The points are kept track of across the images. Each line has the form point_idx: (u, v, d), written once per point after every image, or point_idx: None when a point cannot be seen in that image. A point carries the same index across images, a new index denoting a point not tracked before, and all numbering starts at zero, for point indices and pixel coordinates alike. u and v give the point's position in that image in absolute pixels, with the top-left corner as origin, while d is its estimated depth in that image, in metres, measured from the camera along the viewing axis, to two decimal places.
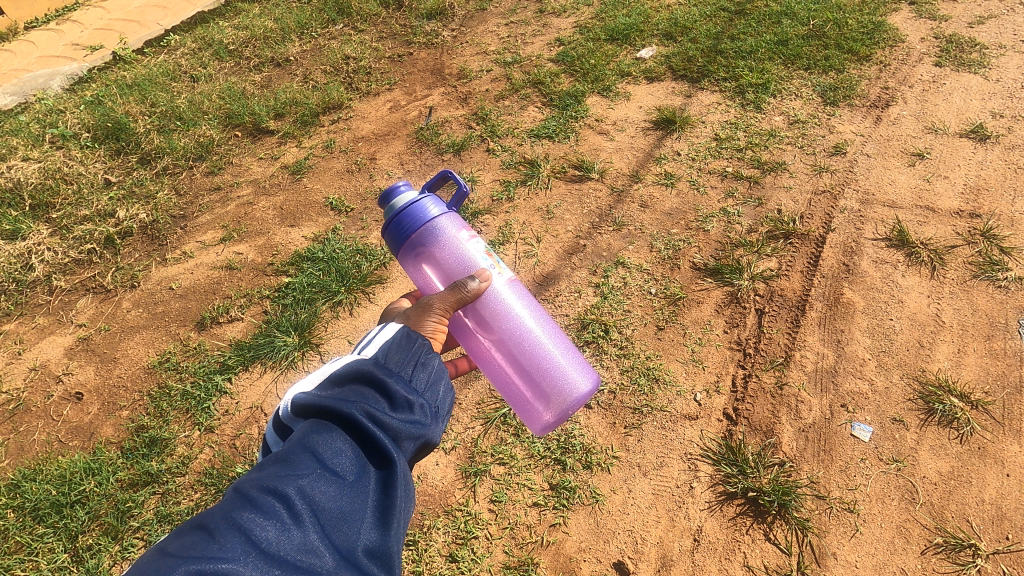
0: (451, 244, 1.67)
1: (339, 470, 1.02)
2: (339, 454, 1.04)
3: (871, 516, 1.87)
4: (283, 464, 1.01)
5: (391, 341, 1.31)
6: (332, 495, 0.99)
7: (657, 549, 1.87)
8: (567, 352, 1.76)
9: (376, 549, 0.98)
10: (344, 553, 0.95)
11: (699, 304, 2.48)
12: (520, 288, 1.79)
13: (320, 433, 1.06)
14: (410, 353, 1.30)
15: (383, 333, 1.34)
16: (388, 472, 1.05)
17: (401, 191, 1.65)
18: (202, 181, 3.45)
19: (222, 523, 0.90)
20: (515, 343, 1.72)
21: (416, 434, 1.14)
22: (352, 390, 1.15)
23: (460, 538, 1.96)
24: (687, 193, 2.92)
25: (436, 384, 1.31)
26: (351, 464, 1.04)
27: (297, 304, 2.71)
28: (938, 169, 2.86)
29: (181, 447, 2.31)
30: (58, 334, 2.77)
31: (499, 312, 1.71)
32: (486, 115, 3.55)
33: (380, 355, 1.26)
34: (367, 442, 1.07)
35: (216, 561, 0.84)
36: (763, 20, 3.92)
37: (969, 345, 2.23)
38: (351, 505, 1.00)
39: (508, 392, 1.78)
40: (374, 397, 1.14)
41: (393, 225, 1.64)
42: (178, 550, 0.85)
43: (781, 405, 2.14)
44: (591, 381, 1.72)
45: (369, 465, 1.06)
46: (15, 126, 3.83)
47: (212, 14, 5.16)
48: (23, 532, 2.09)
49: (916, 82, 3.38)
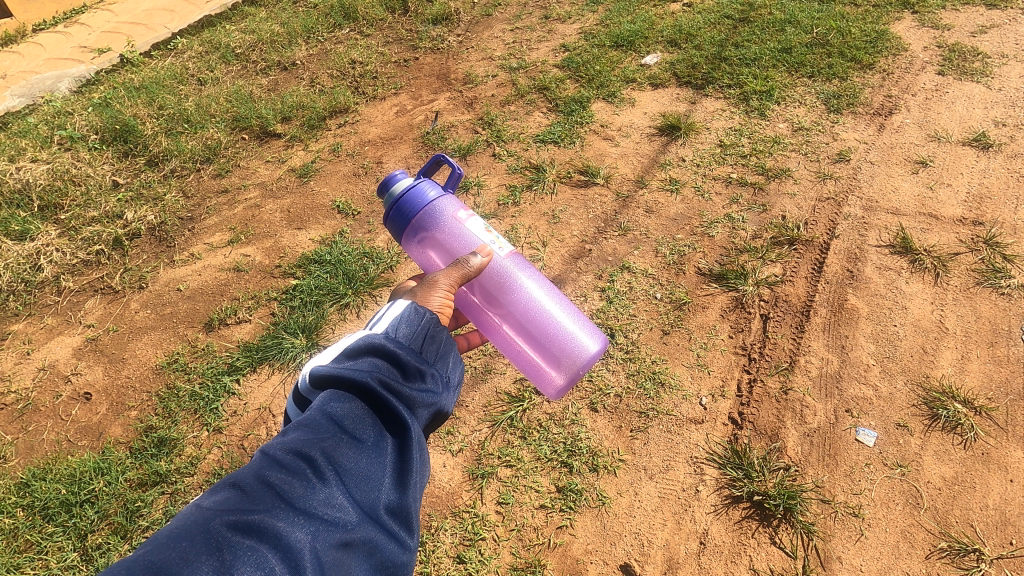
0: (451, 225, 1.70)
1: (358, 435, 1.06)
2: (358, 421, 1.08)
3: (875, 521, 1.89)
4: (305, 429, 1.05)
5: (401, 314, 1.32)
6: (352, 456, 1.04)
7: (664, 552, 1.89)
8: (573, 316, 1.78)
9: (395, 507, 1.03)
10: (365, 509, 1.00)
11: (704, 309, 2.50)
12: (523, 261, 1.83)
13: (338, 401, 1.10)
14: (421, 325, 1.32)
15: (393, 308, 1.36)
16: (404, 436, 1.10)
17: (399, 179, 1.69)
18: (210, 184, 3.48)
19: (252, 480, 0.95)
20: (523, 313, 1.76)
21: (428, 403, 1.18)
22: (366, 361, 1.17)
23: (467, 539, 1.97)
24: (692, 199, 2.95)
25: (445, 355, 1.34)
26: (368, 429, 1.08)
27: (305, 306, 2.73)
28: (941, 177, 2.89)
29: (190, 448, 2.33)
30: (67, 334, 2.79)
31: (504, 284, 1.75)
32: (492, 120, 3.58)
33: (391, 328, 1.28)
34: (383, 409, 1.11)
35: (249, 513, 0.89)
36: (767, 27, 3.95)
37: (972, 352, 2.24)
38: (372, 466, 1.04)
39: (521, 362, 1.82)
40: (388, 368, 1.17)
41: (393, 211, 1.68)
42: (214, 505, 0.90)
43: (785, 409, 2.16)
44: (599, 341, 1.72)
45: (384, 429, 1.10)
46: (24, 128, 3.86)
47: (219, 18, 5.20)
48: (33, 531, 2.11)
49: (919, 90, 3.41)
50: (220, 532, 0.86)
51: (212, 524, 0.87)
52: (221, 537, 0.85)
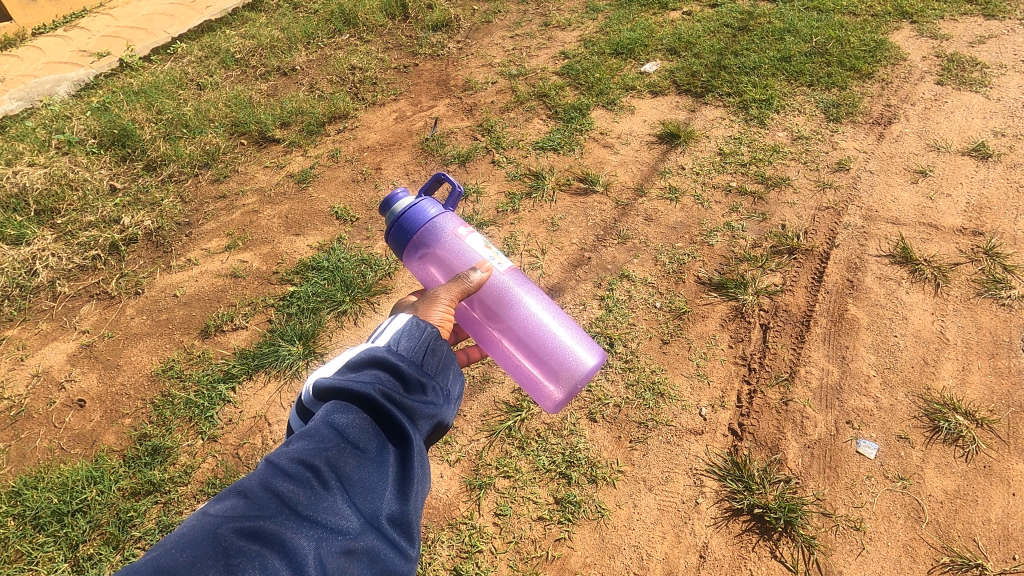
0: (451, 241, 1.68)
1: (362, 445, 1.05)
2: (361, 431, 1.06)
3: (877, 535, 1.87)
4: (309, 438, 1.03)
5: (402, 328, 1.30)
6: (353, 466, 1.02)
7: (663, 565, 1.86)
8: (571, 331, 1.77)
9: (398, 517, 1.02)
10: (367, 517, 0.99)
11: (704, 319, 2.48)
12: (522, 276, 1.82)
13: (341, 411, 1.08)
14: (422, 338, 1.29)
15: (394, 322, 1.33)
16: (406, 447, 1.08)
17: (400, 196, 1.68)
18: (208, 189, 3.47)
19: (257, 488, 0.94)
20: (524, 330, 1.75)
21: (428, 415, 1.16)
22: (368, 372, 1.15)
23: (465, 552, 1.95)
24: (691, 207, 2.94)
25: (446, 368, 1.31)
26: (371, 439, 1.07)
27: (302, 313, 2.72)
28: (940, 187, 2.89)
29: (184, 457, 2.30)
30: (61, 340, 2.76)
31: (504, 300, 1.74)
32: (491, 127, 3.58)
33: (393, 341, 1.26)
34: (385, 419, 1.09)
35: (255, 519, 0.89)
36: (766, 36, 3.96)
37: (973, 363, 2.23)
38: (374, 475, 1.03)
39: (520, 378, 1.80)
40: (390, 379, 1.15)
41: (394, 228, 1.66)
42: (221, 512, 0.90)
43: (786, 420, 2.14)
44: (596, 355, 1.70)
45: (387, 440, 1.08)
46: (21, 131, 3.84)
47: (219, 23, 5.21)
48: (23, 541, 2.07)
49: (918, 100, 3.41)
50: (226, 539, 0.86)
51: (219, 530, 0.87)
52: (227, 544, 0.85)
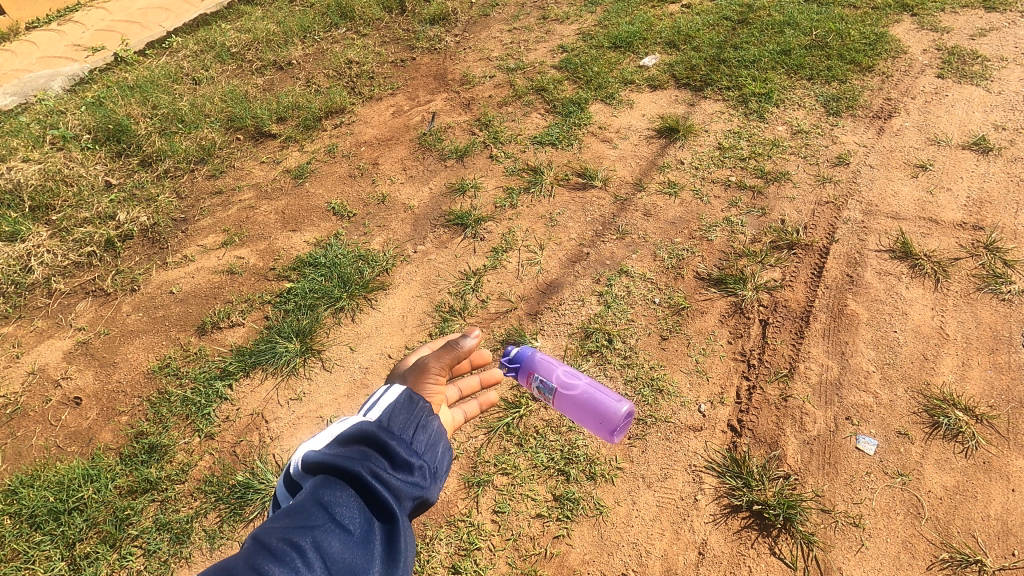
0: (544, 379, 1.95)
1: (347, 523, 1.05)
2: (348, 510, 1.07)
3: (876, 531, 1.86)
4: (296, 516, 1.04)
5: (394, 402, 1.32)
6: (338, 546, 1.01)
7: (661, 563, 1.86)
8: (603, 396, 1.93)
9: None
10: None
11: (703, 314, 2.47)
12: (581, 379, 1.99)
13: (330, 488, 1.09)
14: (412, 415, 1.32)
15: (387, 395, 1.36)
16: (390, 527, 1.07)
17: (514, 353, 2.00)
18: (203, 185, 3.44)
19: (241, 566, 0.94)
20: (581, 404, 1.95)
21: (415, 493, 1.16)
22: (357, 450, 1.17)
23: (463, 549, 1.94)
24: (690, 202, 2.92)
25: (435, 445, 1.32)
26: (357, 519, 1.06)
27: (299, 310, 2.70)
28: (940, 182, 2.87)
29: (181, 454, 2.29)
30: (57, 338, 2.74)
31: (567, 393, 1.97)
32: (489, 121, 3.55)
33: (385, 416, 1.28)
34: (371, 499, 1.09)
35: None
36: (765, 29, 3.94)
37: (973, 359, 2.22)
38: (357, 556, 1.02)
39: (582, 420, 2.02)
40: (378, 458, 1.17)
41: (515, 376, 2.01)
42: None
43: (785, 416, 2.14)
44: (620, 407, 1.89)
45: (372, 518, 1.08)
46: (15, 127, 3.81)
47: (215, 16, 5.16)
48: (20, 540, 2.06)
49: (919, 94, 3.39)
50: None
51: None
52: None
